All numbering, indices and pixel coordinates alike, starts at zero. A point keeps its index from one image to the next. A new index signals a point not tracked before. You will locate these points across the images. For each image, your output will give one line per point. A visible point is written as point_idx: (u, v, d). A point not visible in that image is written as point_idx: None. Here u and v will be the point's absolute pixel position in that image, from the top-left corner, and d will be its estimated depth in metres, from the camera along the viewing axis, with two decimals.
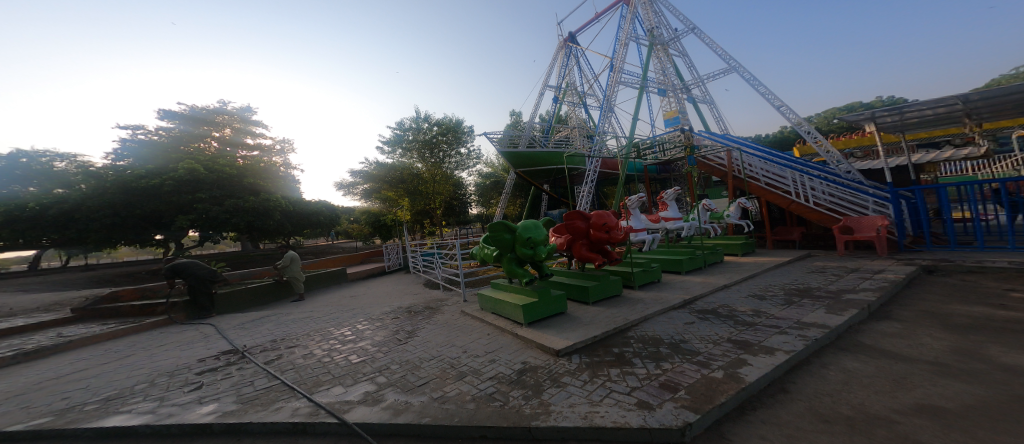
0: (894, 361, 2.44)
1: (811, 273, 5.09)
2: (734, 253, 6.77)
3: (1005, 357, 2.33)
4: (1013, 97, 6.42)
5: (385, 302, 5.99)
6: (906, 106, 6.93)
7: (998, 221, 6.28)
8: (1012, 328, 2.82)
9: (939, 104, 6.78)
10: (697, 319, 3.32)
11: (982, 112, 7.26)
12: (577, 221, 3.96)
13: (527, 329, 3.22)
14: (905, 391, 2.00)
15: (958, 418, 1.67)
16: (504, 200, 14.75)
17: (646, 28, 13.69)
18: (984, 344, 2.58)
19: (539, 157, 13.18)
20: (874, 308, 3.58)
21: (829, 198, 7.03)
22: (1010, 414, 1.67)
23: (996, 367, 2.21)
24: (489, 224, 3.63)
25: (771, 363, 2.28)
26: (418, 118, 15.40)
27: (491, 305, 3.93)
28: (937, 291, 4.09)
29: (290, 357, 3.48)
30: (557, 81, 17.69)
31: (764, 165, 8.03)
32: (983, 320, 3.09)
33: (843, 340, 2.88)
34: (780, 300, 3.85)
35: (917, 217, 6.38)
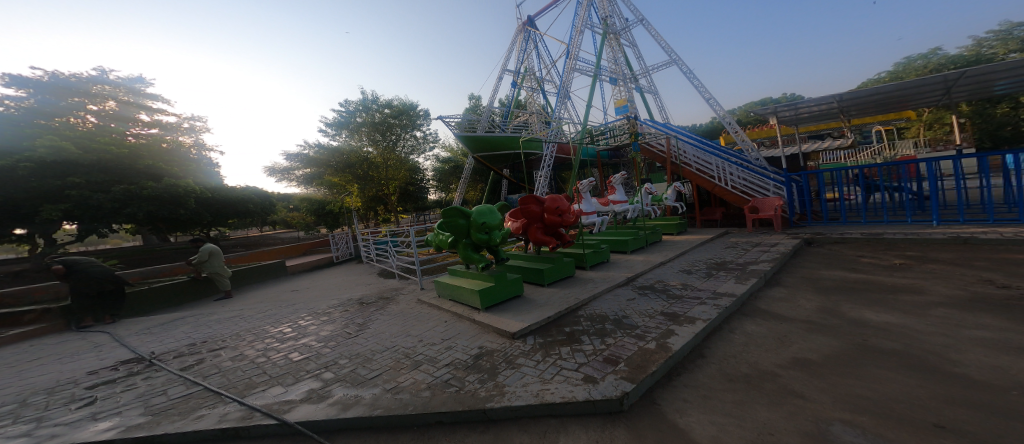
0: (781, 322, 3.02)
1: (727, 248, 5.91)
2: (670, 232, 7.53)
3: (853, 313, 3.02)
4: (872, 98, 7.93)
5: (333, 294, 5.62)
6: (800, 103, 8.15)
7: (857, 200, 7.80)
8: (861, 289, 3.64)
9: (823, 102, 8.10)
10: (637, 295, 3.70)
11: (852, 109, 8.86)
12: (533, 205, 4.07)
13: (484, 314, 3.31)
14: (786, 347, 2.50)
15: (819, 368, 2.15)
16: (463, 187, 14.29)
17: (601, 16, 14.03)
18: (842, 302, 3.30)
19: (497, 142, 12.94)
20: (770, 277, 4.31)
21: (743, 182, 8.09)
22: (850, 360, 2.20)
23: (847, 322, 2.85)
24: (442, 210, 3.56)
25: (693, 332, 2.66)
26: (367, 99, 14.01)
27: (449, 292, 3.94)
28: (816, 260, 5.04)
29: (214, 361, 3.14)
30: (516, 65, 17.28)
31: (696, 152, 8.86)
32: (844, 282, 3.92)
33: (748, 307, 3.45)
34: (703, 273, 4.44)
35: (803, 197, 7.67)
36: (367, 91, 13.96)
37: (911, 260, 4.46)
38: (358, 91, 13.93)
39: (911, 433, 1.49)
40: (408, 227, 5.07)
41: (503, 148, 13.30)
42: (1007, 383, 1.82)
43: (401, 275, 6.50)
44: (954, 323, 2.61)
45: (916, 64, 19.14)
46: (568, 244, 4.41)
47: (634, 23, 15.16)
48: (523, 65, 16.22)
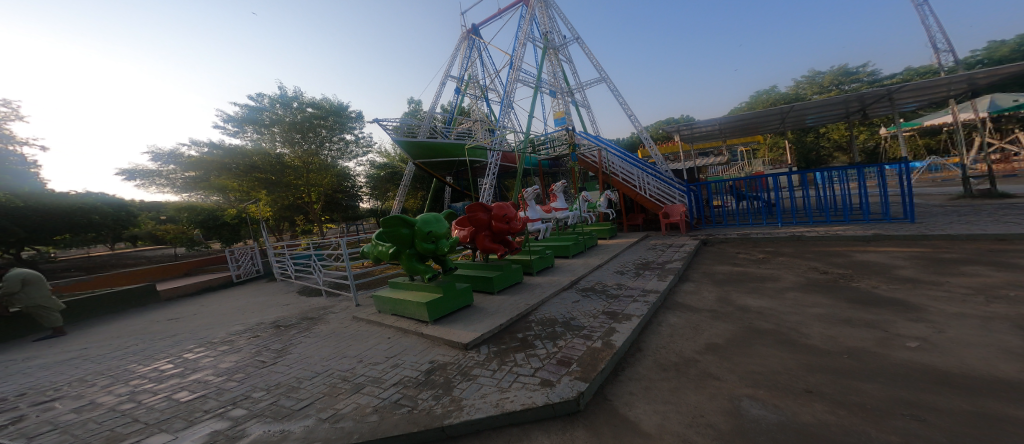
0: (695, 312, 3.50)
1: (650, 249, 6.65)
2: (604, 237, 8.19)
3: (743, 300, 3.65)
4: (744, 122, 9.74)
5: (234, 320, 4.77)
6: (696, 123, 9.61)
7: (735, 207, 9.48)
8: (748, 279, 4.42)
9: (711, 123, 9.68)
10: (581, 297, 3.94)
11: (731, 130, 10.76)
12: (480, 213, 4.07)
13: (432, 327, 3.17)
14: (700, 334, 2.91)
15: (726, 350, 2.56)
16: (402, 194, 13.49)
17: (542, 31, 14.74)
18: (735, 291, 3.96)
19: (442, 148, 12.50)
20: (683, 274, 4.97)
21: (658, 191, 9.17)
22: (746, 341, 2.66)
23: (740, 308, 3.45)
24: (382, 218, 3.33)
25: (631, 327, 2.93)
26: (286, 95, 12.22)
27: (392, 306, 3.68)
28: (716, 256, 5.98)
29: (52, 415, 2.42)
30: (459, 71, 16.99)
31: (622, 164, 9.76)
32: (736, 274, 4.73)
33: (669, 301, 3.92)
34: (632, 273, 4.91)
35: (698, 204, 9.03)
36: (284, 85, 12.05)
37: (776, 254, 5.57)
38: (276, 85, 11.95)
39: (794, 398, 1.86)
40: (338, 239, 4.58)
41: (447, 155, 12.78)
42: (845, 349, 2.38)
43: (332, 291, 5.84)
44: (805, 303, 3.34)
45: (768, 96, 24.25)
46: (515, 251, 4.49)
47: (571, 41, 16.31)
48: (466, 71, 16.14)
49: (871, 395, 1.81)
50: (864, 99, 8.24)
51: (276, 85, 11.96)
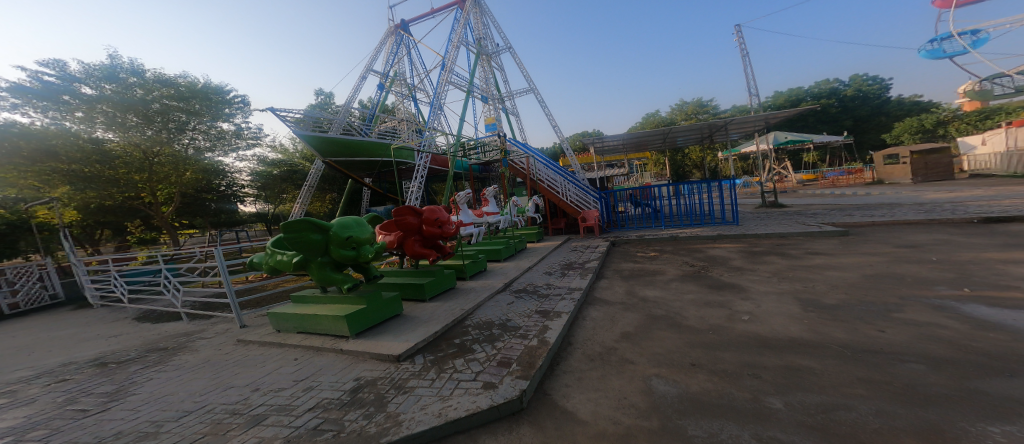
0: (610, 304, 3.90)
1: (572, 251, 7.17)
2: (532, 240, 8.55)
3: (645, 291, 4.22)
4: (642, 138, 11.21)
5: (19, 365, 3.48)
6: (605, 137, 10.68)
7: (635, 212, 10.74)
8: (648, 273, 5.11)
9: (618, 138, 10.89)
10: (515, 298, 4.04)
11: (632, 145, 12.28)
12: (409, 217, 3.85)
13: (353, 342, 2.87)
14: (616, 325, 3.25)
15: (637, 336, 2.92)
16: (306, 196, 11.91)
17: (475, 36, 14.88)
18: (638, 285, 4.54)
19: (359, 146, 11.40)
20: (599, 272, 5.49)
21: (576, 197, 9.87)
22: (650, 327, 3.07)
23: (643, 298, 3.97)
24: (286, 222, 2.86)
25: (562, 324, 3.12)
26: (116, 66, 9.29)
27: (299, 323, 3.20)
28: (624, 255, 6.76)
29: None
30: (384, 66, 15.89)
31: (547, 171, 10.22)
32: (640, 269, 5.44)
33: (589, 297, 4.28)
34: (559, 273, 5.23)
35: (607, 210, 9.98)
36: (115, 56, 9.28)
37: (663, 251, 6.57)
38: (106, 55, 9.13)
39: (684, 372, 2.20)
40: (212, 247, 3.75)
41: (367, 154, 11.75)
42: (713, 326, 2.92)
43: (198, 314, 4.76)
44: (684, 291, 4.01)
45: (655, 119, 28.66)
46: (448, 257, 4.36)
47: (503, 50, 16.83)
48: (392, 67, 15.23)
49: (732, 362, 2.27)
50: (713, 127, 10.29)
51: (106, 55, 9.14)
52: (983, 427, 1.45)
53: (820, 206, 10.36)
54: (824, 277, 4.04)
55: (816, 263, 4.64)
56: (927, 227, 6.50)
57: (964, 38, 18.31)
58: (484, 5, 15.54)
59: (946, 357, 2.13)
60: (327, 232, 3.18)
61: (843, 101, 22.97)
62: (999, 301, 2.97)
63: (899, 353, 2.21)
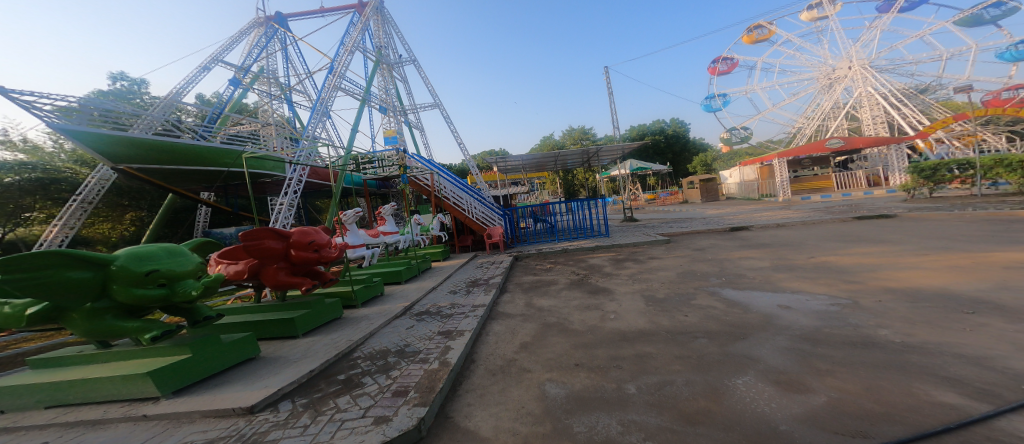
0: (509, 317, 4.04)
1: (477, 268, 7.20)
2: (437, 259, 8.31)
3: (539, 302, 4.51)
4: (540, 159, 12.18)
5: None
6: (508, 157, 11.17)
7: (535, 228, 11.39)
8: (542, 284, 5.51)
9: (520, 157, 11.54)
10: (416, 322, 3.81)
11: (530, 165, 13.22)
12: (268, 241, 3.29)
13: (171, 403, 2.19)
14: (515, 336, 3.38)
15: (533, 345, 3.07)
16: (74, 216, 7.52)
17: (375, 43, 14.20)
18: (534, 296, 4.83)
19: (192, 154, 7.92)
20: (502, 286, 5.63)
21: (482, 214, 9.93)
22: (543, 336, 3.27)
23: (538, 308, 4.23)
24: (7, 258, 1.99)
25: (464, 342, 3.08)
26: None
27: (49, 394, 2.29)
28: (523, 268, 7.14)
29: None
30: (245, 60, 13.49)
31: (453, 188, 9.97)
32: (537, 281, 5.81)
33: (493, 312, 4.32)
34: (464, 291, 5.17)
35: (510, 227, 10.29)
36: None
37: (556, 263, 7.20)
38: None
39: (568, 372, 2.41)
40: None
41: (207, 161, 8.36)
42: (589, 327, 3.30)
43: None
44: (570, 298, 4.44)
45: (549, 142, 31.79)
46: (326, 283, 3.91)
47: (406, 62, 16.46)
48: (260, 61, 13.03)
49: (602, 357, 2.60)
50: (592, 152, 11.94)
51: None
52: (740, 382, 2.02)
53: (660, 220, 13.00)
54: (657, 275, 5.04)
55: (653, 265, 5.77)
56: (707, 233, 8.84)
57: (718, 98, 25.37)
58: (388, 14, 15.06)
59: (717, 329, 2.91)
60: (103, 267, 2.37)
61: (671, 136, 29.06)
62: (741, 284, 4.23)
63: (694, 331, 2.90)
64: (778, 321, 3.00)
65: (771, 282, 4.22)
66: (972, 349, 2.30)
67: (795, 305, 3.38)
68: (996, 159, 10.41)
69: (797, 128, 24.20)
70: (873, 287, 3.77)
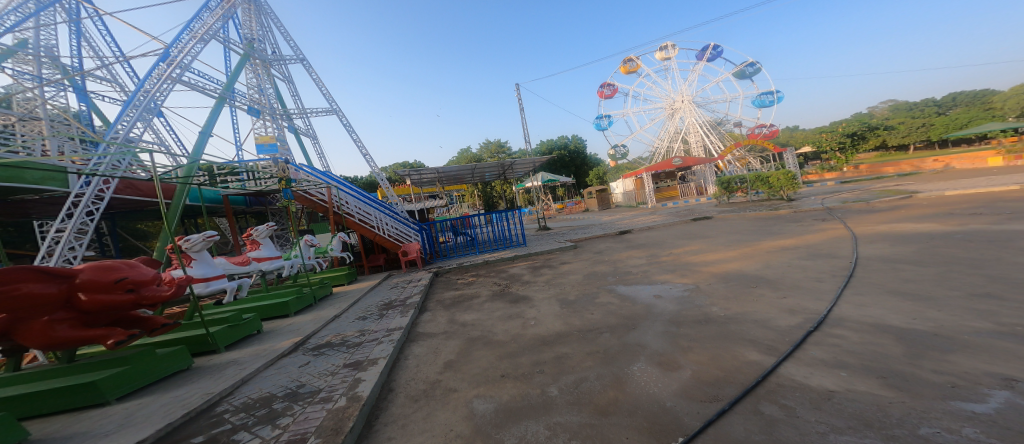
0: (430, 337, 3.81)
1: (391, 289, 6.64)
2: (340, 283, 7.42)
3: (460, 318, 4.37)
4: (454, 172, 12.08)
5: None
6: (422, 169, 10.75)
7: (453, 241, 11.09)
8: (462, 299, 5.38)
9: (434, 170, 11.25)
10: (313, 357, 3.31)
11: (445, 178, 13.06)
12: (28, 285, 2.43)
13: None
14: (437, 356, 3.20)
15: (458, 363, 2.94)
16: None
17: (245, 34, 12.46)
18: (456, 312, 4.68)
19: None
20: (420, 306, 5.31)
21: (396, 231, 9.28)
22: (469, 351, 3.17)
23: (460, 324, 4.09)
24: None
25: (377, 371, 2.78)
26: None
27: None
28: (440, 284, 6.88)
29: None
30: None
31: (359, 203, 9.05)
32: (457, 296, 5.64)
33: (413, 334, 4.03)
34: (376, 316, 4.71)
35: (428, 242, 9.83)
36: None
37: (477, 275, 7.17)
38: None
39: (495, 385, 2.38)
40: None
41: None
42: (512, 336, 3.35)
43: None
44: (492, 310, 4.44)
45: (464, 155, 31.97)
46: (151, 329, 3.10)
47: (292, 60, 14.87)
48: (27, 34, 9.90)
49: (526, 364, 2.66)
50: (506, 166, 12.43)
51: None
52: (639, 369, 2.30)
53: (567, 227, 14.18)
54: (568, 279, 5.45)
55: (564, 270, 6.22)
56: (603, 237, 9.98)
57: (603, 120, 29.27)
58: (264, 6, 13.46)
59: (615, 323, 3.27)
60: None
61: (573, 151, 32.19)
62: (629, 280, 4.89)
63: (598, 327, 3.21)
64: (655, 309, 3.55)
65: (649, 276, 4.99)
66: (768, 316, 3.13)
67: (665, 293, 4.07)
68: (758, 176, 13.95)
69: (654, 148, 29.13)
70: (712, 273, 4.81)
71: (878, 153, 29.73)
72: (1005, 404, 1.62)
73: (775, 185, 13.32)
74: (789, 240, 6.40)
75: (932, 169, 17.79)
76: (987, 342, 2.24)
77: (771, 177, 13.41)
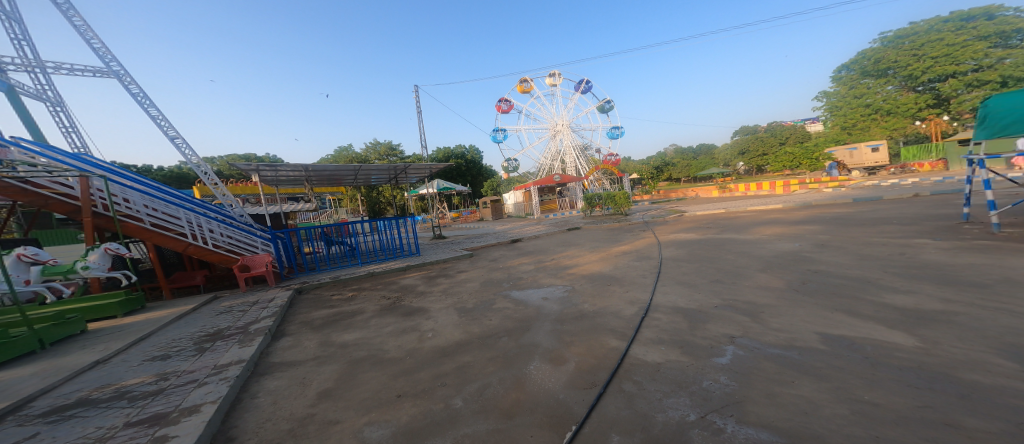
0: (294, 366, 3.14)
1: (219, 314, 5.15)
2: (110, 315, 5.05)
3: (336, 339, 3.75)
4: (327, 172, 10.52)
5: None
6: (277, 165, 8.83)
7: (323, 252, 9.47)
8: (338, 318, 4.64)
9: (295, 168, 9.46)
10: (50, 425, 2.26)
11: (314, 178, 11.28)
12: None
13: None
14: (307, 386, 2.66)
15: (339, 390, 2.52)
16: None
17: None
18: (331, 333, 4.02)
19: None
20: (273, 331, 4.32)
21: (227, 239, 7.19)
22: (354, 374, 2.77)
23: (338, 347, 3.51)
24: None
25: (201, 421, 2.11)
26: None
27: None
28: (304, 304, 5.74)
29: None
30: None
31: (154, 202, 6.53)
32: (330, 316, 4.81)
33: (257, 367, 3.24)
34: (189, 352, 3.58)
35: (287, 253, 8.13)
36: None
37: (359, 289, 6.35)
38: None
39: (387, 408, 2.14)
40: None
41: None
42: (404, 352, 3.09)
43: None
44: (381, 325, 4.01)
45: (344, 154, 28.29)
46: None
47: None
48: None
49: (423, 378, 2.51)
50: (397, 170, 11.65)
51: None
52: (534, 368, 2.47)
53: (459, 236, 14.18)
54: (465, 287, 5.41)
55: (460, 278, 6.16)
56: (497, 245, 10.38)
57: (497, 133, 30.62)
58: None
59: (510, 327, 3.43)
60: None
61: (469, 162, 32.50)
62: (521, 285, 5.21)
63: (496, 332, 3.30)
64: (544, 311, 3.89)
65: (538, 280, 5.44)
66: (625, 308, 3.84)
67: (551, 295, 4.50)
68: (609, 194, 17.06)
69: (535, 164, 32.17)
70: (581, 275, 5.59)
71: (670, 183, 41.14)
72: (738, 355, 2.48)
73: (619, 201, 16.65)
74: (630, 245, 8.09)
75: (689, 196, 25.28)
76: (723, 313, 3.39)
77: (616, 195, 16.70)
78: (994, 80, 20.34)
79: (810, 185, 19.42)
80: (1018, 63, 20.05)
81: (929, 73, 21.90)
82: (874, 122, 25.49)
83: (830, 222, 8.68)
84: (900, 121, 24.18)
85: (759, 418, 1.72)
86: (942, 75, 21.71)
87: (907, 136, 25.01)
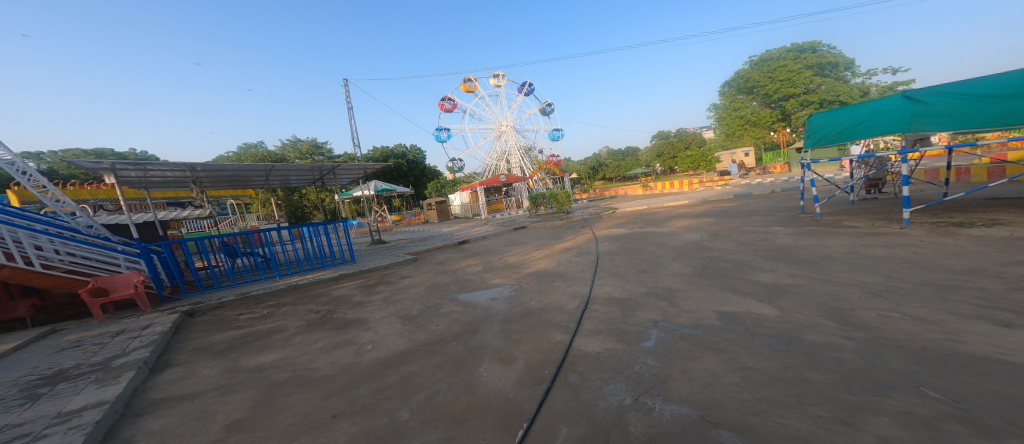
0: (189, 400, 2.63)
1: (61, 351, 4.05)
2: None
3: (247, 364, 3.24)
4: (223, 172, 9.00)
5: None
6: (147, 163, 7.19)
7: (224, 265, 8.07)
8: (248, 339, 4.01)
9: (172, 167, 7.86)
10: None
11: (205, 179, 9.54)
12: None
13: None
14: (211, 422, 2.24)
15: (251, 420, 2.19)
16: None
17: None
18: (241, 356, 3.47)
19: None
20: (152, 363, 3.56)
21: (67, 258, 5.58)
22: (271, 401, 2.42)
23: (250, 372, 3.04)
24: None
25: None
26: None
27: None
28: (200, 328, 4.84)
29: None
30: None
31: None
32: (238, 338, 4.15)
33: (131, 408, 2.62)
34: (12, 402, 2.75)
35: (170, 269, 6.73)
36: None
37: (278, 305, 5.59)
38: None
39: (315, 432, 1.93)
40: None
41: None
42: (337, 369, 2.81)
43: None
44: (309, 342, 3.59)
45: (256, 151, 24.69)
46: None
47: None
48: None
49: (360, 395, 2.31)
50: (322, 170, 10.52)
51: None
52: (482, 369, 2.46)
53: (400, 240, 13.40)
54: (409, 294, 5.13)
55: (404, 285, 5.83)
56: (443, 248, 10.06)
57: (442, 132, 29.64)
58: None
59: (458, 330, 3.35)
60: None
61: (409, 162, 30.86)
62: (469, 287, 5.13)
63: (443, 338, 3.19)
64: (492, 311, 3.88)
65: (485, 281, 5.41)
66: (567, 302, 4.02)
67: (499, 295, 4.52)
68: (551, 193, 17.78)
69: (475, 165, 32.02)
70: (528, 273, 5.71)
71: (603, 183, 44.34)
72: (660, 338, 2.77)
73: (559, 200, 17.52)
74: (571, 242, 8.51)
75: (618, 195, 27.61)
76: (647, 300, 3.77)
77: (557, 194, 17.50)
78: (815, 101, 26.09)
79: (707, 183, 22.86)
80: (829, 89, 25.87)
81: (778, 93, 27.36)
82: (746, 132, 30.71)
83: (728, 214, 10.34)
84: (761, 131, 29.68)
85: (679, 393, 1.95)
86: (785, 95, 27.21)
87: (766, 143, 31.19)
